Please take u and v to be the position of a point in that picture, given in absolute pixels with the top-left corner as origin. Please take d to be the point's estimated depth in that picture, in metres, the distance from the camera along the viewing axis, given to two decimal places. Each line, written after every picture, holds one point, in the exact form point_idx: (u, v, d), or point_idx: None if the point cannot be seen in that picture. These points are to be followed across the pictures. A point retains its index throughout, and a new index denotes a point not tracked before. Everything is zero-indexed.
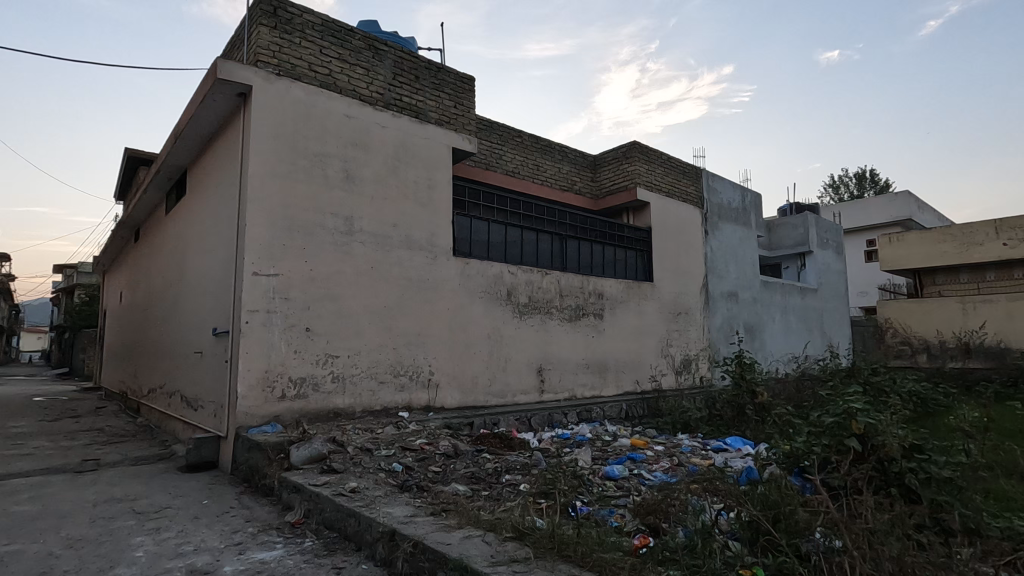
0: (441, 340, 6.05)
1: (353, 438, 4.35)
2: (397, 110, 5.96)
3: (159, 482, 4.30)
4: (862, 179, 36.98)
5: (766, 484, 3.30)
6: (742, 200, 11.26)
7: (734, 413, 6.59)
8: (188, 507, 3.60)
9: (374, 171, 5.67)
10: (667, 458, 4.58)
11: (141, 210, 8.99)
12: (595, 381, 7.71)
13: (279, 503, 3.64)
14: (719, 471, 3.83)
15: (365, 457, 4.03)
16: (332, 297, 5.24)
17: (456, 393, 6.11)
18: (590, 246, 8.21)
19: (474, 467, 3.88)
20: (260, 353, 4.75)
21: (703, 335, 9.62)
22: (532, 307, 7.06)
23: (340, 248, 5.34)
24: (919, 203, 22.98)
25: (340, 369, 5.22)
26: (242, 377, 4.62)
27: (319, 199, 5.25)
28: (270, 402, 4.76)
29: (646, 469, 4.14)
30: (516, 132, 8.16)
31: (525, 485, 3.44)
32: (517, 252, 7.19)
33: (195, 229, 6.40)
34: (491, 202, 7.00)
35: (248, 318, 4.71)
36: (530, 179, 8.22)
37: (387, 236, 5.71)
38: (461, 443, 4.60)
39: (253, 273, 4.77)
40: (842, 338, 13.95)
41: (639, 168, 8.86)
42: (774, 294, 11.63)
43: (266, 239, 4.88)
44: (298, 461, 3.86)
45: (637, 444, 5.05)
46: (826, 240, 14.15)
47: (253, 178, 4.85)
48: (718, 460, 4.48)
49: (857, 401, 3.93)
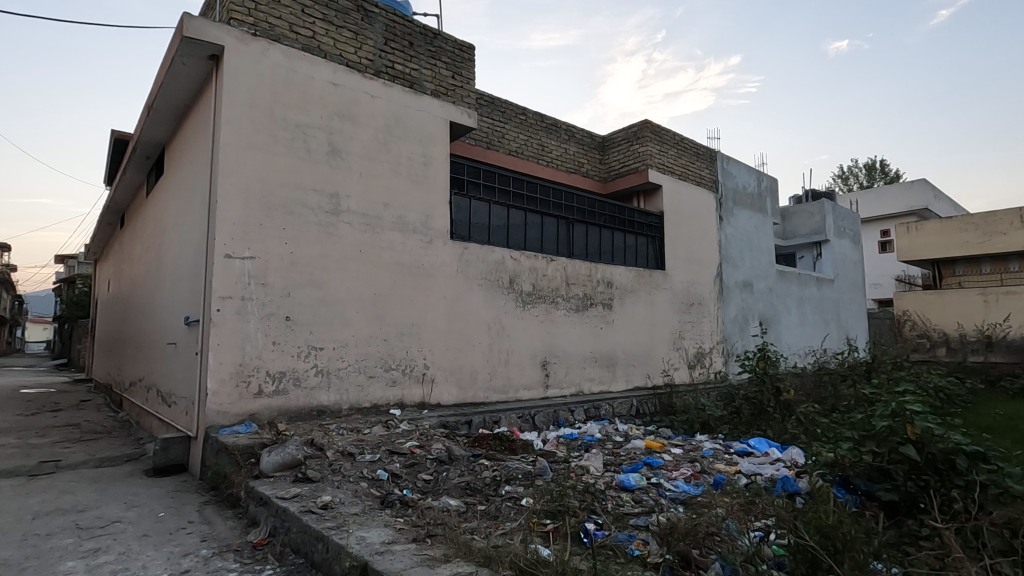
0: (437, 331, 5.56)
1: (334, 440, 3.86)
2: (388, 79, 5.43)
3: (117, 489, 3.83)
4: (872, 169, 36.16)
5: (815, 505, 2.78)
6: (758, 186, 10.70)
7: (755, 412, 6.09)
8: (141, 522, 3.13)
9: (363, 145, 5.16)
10: (688, 463, 4.09)
11: (124, 194, 8.51)
12: (604, 376, 7.22)
13: (244, 517, 3.16)
14: (752, 486, 3.34)
15: (346, 462, 3.54)
16: (316, 283, 4.75)
17: (453, 389, 5.63)
18: (598, 232, 7.69)
19: (470, 476, 3.38)
20: (233, 345, 4.27)
21: (718, 327, 9.10)
22: (536, 296, 6.56)
23: (324, 230, 4.84)
24: (935, 193, 22.31)
25: (325, 363, 4.74)
26: (213, 371, 4.14)
27: (301, 175, 4.75)
28: (244, 399, 4.28)
29: (665, 478, 3.65)
30: (519, 109, 7.63)
31: (528, 501, 2.93)
32: (520, 237, 6.67)
33: (172, 209, 5.91)
34: (493, 183, 6.48)
35: (219, 306, 4.22)
36: (535, 159, 7.70)
37: (378, 217, 5.21)
38: (457, 445, 4.11)
39: (226, 256, 4.29)
40: (860, 331, 13.39)
41: (652, 148, 8.30)
42: (790, 284, 11.09)
43: (241, 218, 4.38)
44: (269, 468, 3.37)
45: (652, 447, 4.56)
46: (843, 229, 13.57)
47: (225, 149, 4.34)
48: (748, 466, 3.96)
49: (910, 401, 3.41)
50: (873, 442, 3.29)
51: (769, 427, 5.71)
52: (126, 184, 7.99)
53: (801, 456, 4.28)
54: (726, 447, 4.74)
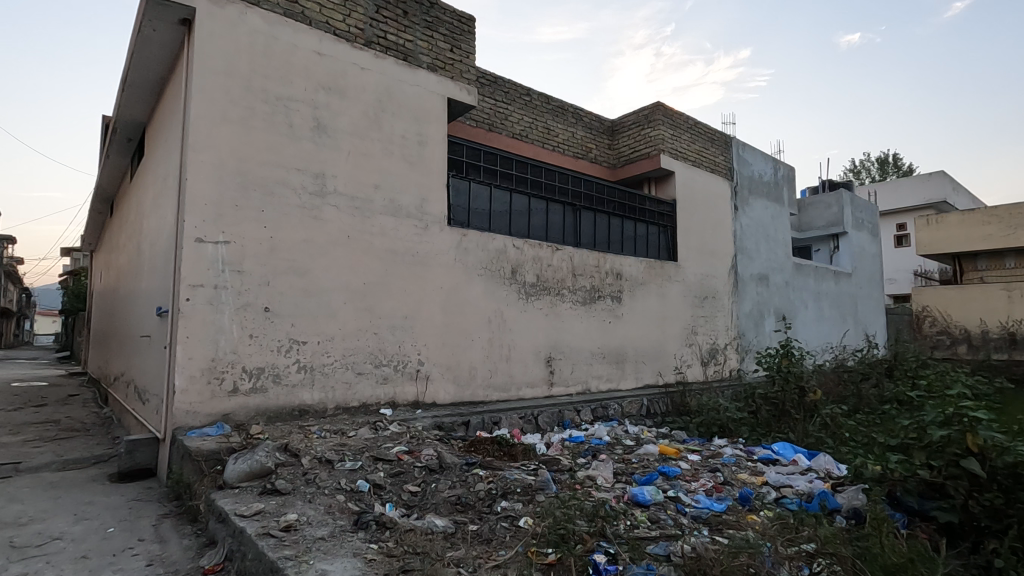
0: (432, 324, 5.14)
1: (312, 445, 3.45)
2: (380, 50, 5.00)
3: (72, 497, 3.45)
4: (883, 162, 35.44)
5: (870, 539, 2.34)
6: (775, 174, 10.20)
7: (775, 413, 5.65)
8: (84, 539, 2.74)
9: (352, 121, 4.74)
10: (708, 472, 3.66)
11: (110, 180, 8.15)
12: (612, 373, 6.79)
13: (202, 535, 2.76)
14: (786, 513, 2.89)
15: (323, 471, 3.13)
16: (298, 271, 4.35)
17: (450, 386, 5.23)
18: (607, 220, 7.23)
19: (462, 489, 2.94)
20: (205, 338, 3.88)
21: (733, 322, 8.64)
22: (539, 287, 6.12)
23: (308, 213, 4.43)
24: (953, 185, 21.64)
25: (309, 359, 4.34)
26: (181, 367, 3.76)
27: (282, 152, 4.34)
28: (217, 397, 3.88)
29: (684, 491, 3.23)
30: (523, 89, 7.18)
31: (526, 523, 2.51)
32: (524, 224, 6.23)
33: (150, 193, 5.51)
34: (495, 165, 6.04)
35: (189, 295, 3.83)
36: (540, 143, 7.26)
37: (368, 199, 4.79)
38: (451, 450, 3.69)
39: (197, 240, 3.89)
40: (878, 327, 12.86)
41: (664, 133, 7.82)
42: (807, 277, 10.60)
43: (214, 198, 3.98)
44: (233, 477, 2.97)
45: (667, 453, 4.13)
46: (862, 221, 13.03)
47: (196, 122, 3.94)
48: (776, 477, 3.51)
49: (972, 407, 2.94)
50: (927, 454, 2.84)
51: (792, 428, 5.25)
52: (111, 169, 7.62)
53: (833, 466, 3.84)
54: (749, 453, 4.31)
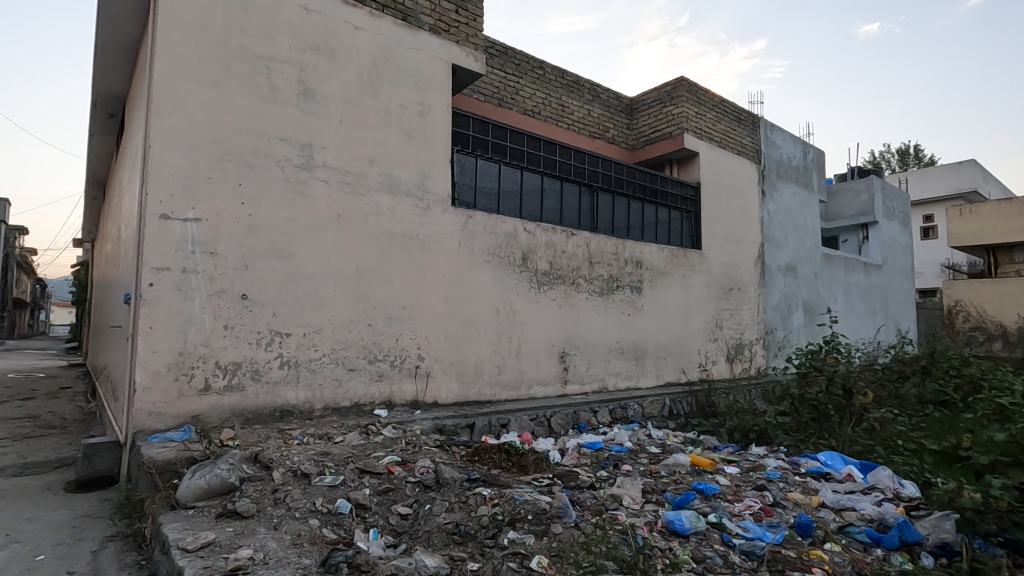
0: (434, 315, 4.63)
1: (288, 454, 2.96)
2: (376, 8, 4.46)
3: (14, 511, 2.98)
4: (905, 153, 34.38)
5: None
6: (804, 158, 9.56)
7: (814, 416, 5.10)
8: (3, 570, 2.26)
9: (344, 86, 4.22)
10: (752, 489, 3.13)
11: (99, 162, 7.69)
12: (631, 369, 6.25)
13: (146, 567, 2.28)
14: (860, 555, 2.36)
15: (297, 486, 2.64)
16: (281, 253, 3.84)
17: (453, 384, 4.72)
18: (626, 203, 6.66)
19: (460, 514, 2.41)
20: (172, 329, 3.40)
21: (760, 315, 8.05)
22: (553, 276, 5.59)
23: (293, 188, 3.93)
24: (984, 175, 20.68)
25: (293, 353, 3.85)
26: (144, 362, 3.28)
27: (262, 119, 3.82)
28: (185, 397, 3.41)
29: (728, 515, 2.70)
30: (536, 62, 6.60)
31: (539, 564, 2.00)
32: (536, 206, 5.68)
33: (126, 169, 5.02)
34: (505, 141, 5.48)
35: (152, 280, 3.35)
36: (553, 121, 6.69)
37: (362, 175, 4.27)
38: (452, 461, 3.19)
39: (163, 216, 3.40)
40: (910, 322, 12.16)
41: (688, 110, 7.23)
42: (837, 269, 9.95)
43: (182, 169, 3.49)
44: (187, 496, 2.47)
45: (700, 464, 3.60)
46: (893, 210, 12.31)
47: (161, 82, 3.43)
48: (835, 498, 2.96)
49: None
50: None
51: (836, 433, 4.70)
52: (97, 149, 7.16)
53: (897, 483, 3.30)
54: (794, 466, 3.75)
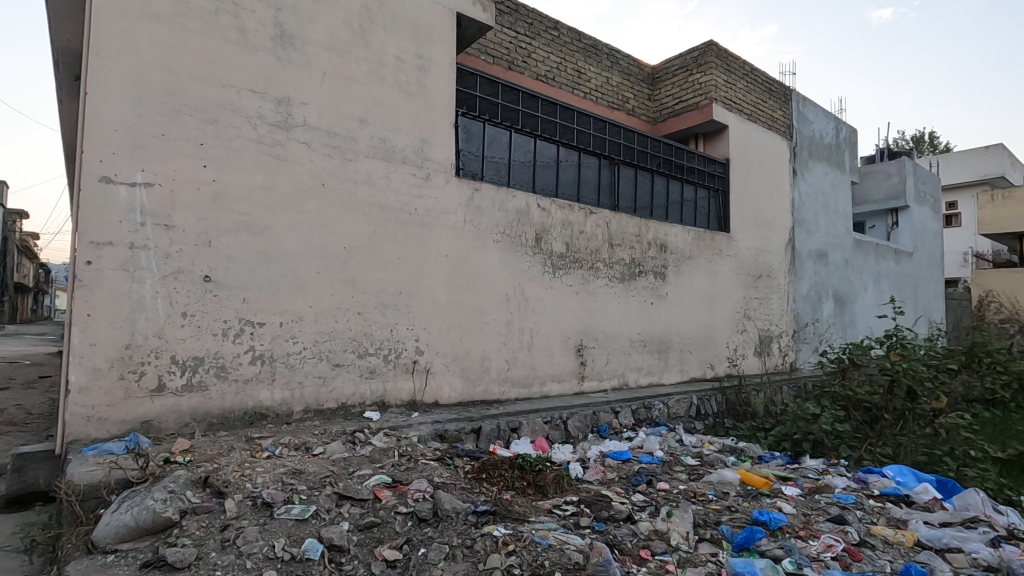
0: (435, 302, 4.03)
1: (250, 473, 2.36)
2: None
3: None
4: (920, 141, 33.47)
5: None
6: (837, 137, 8.87)
7: (867, 420, 4.49)
8: None
9: (330, 32, 3.58)
10: (826, 519, 2.52)
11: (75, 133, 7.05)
12: (653, 364, 5.65)
13: None
14: None
15: (254, 521, 2.04)
16: (252, 227, 3.23)
17: (456, 381, 4.14)
18: (649, 179, 6.00)
19: (465, 566, 1.85)
20: (116, 317, 2.81)
21: (790, 305, 7.42)
22: (569, 259, 4.97)
23: (268, 150, 3.31)
24: (1012, 161, 19.84)
25: (268, 347, 3.26)
26: (79, 356, 2.69)
27: (230, 66, 3.20)
28: (132, 399, 2.83)
29: (807, 561, 2.10)
30: (551, 22, 5.92)
31: None
32: (551, 180, 5.04)
33: None
34: (517, 106, 4.83)
35: (91, 257, 2.74)
36: (569, 88, 6.02)
37: (351, 138, 3.65)
38: (453, 482, 2.59)
39: (104, 179, 2.79)
40: (940, 314, 11.50)
41: (717, 79, 6.56)
42: (868, 256, 9.29)
43: (129, 123, 2.87)
44: (107, 537, 1.90)
45: (751, 481, 3.00)
46: (924, 194, 11.59)
47: (99, 13, 2.80)
48: (934, 535, 2.37)
49: None
50: None
51: (897, 440, 4.09)
52: (70, 119, 6.52)
53: (998, 512, 2.70)
54: (863, 486, 3.14)
